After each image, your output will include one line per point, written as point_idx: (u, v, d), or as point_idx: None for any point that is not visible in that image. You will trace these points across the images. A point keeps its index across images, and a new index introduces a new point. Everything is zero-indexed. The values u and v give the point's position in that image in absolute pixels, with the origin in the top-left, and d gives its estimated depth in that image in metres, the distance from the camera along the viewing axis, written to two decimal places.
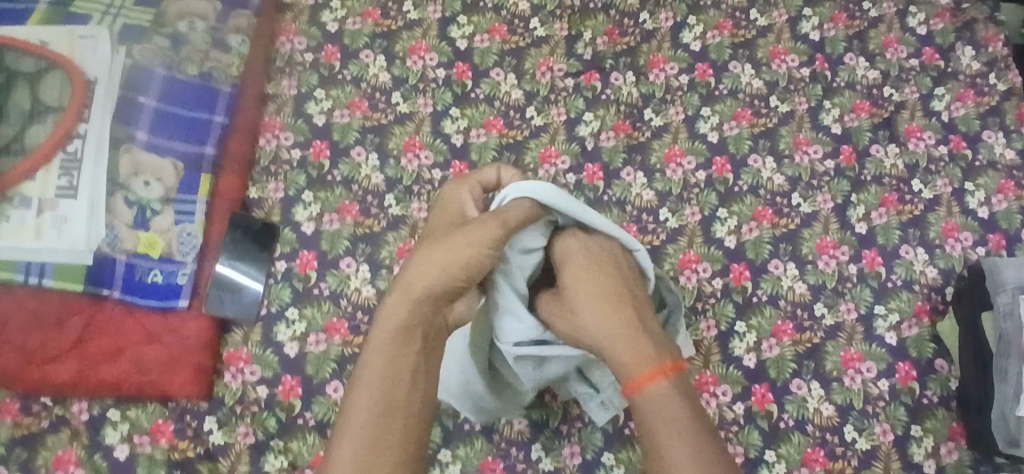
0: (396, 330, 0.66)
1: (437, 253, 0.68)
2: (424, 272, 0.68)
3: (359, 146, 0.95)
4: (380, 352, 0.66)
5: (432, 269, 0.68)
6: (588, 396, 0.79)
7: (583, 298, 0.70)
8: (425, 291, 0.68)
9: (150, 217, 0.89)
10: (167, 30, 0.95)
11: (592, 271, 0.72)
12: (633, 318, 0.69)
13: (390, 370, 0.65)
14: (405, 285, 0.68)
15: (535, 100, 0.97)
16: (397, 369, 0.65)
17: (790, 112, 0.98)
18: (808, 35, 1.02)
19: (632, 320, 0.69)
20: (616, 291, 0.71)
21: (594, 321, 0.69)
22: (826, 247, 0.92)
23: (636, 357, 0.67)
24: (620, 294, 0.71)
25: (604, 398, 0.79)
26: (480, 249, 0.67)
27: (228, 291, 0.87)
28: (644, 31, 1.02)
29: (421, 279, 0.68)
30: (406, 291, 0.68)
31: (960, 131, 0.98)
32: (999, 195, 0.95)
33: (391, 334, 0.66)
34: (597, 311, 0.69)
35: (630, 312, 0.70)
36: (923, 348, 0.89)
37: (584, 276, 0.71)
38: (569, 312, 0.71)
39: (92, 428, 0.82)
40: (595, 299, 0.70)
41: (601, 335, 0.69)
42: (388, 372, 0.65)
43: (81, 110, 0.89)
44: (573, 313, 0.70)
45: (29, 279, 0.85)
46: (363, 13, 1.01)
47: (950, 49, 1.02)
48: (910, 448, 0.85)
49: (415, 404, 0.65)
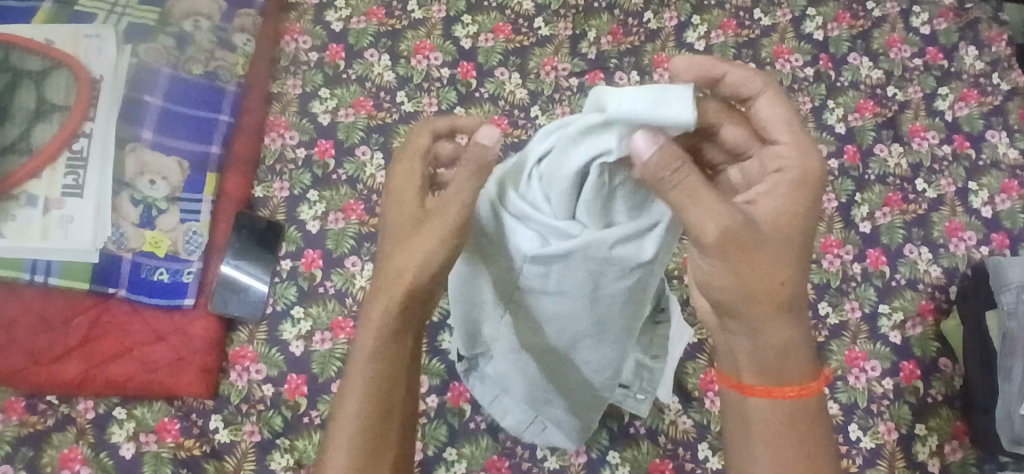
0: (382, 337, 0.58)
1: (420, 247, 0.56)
2: (407, 263, 0.57)
3: (363, 145, 0.95)
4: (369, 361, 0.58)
5: (414, 262, 0.57)
6: (622, 396, 0.79)
7: (770, 251, 0.50)
8: (410, 289, 0.57)
9: (156, 216, 0.89)
10: (173, 30, 0.95)
11: (794, 226, 0.51)
12: (794, 328, 0.54)
13: (374, 386, 0.58)
14: (385, 280, 0.58)
15: (539, 99, 0.97)
16: (382, 384, 0.58)
17: (794, 112, 0.98)
18: (813, 34, 1.02)
19: (789, 331, 0.54)
20: (799, 270, 0.52)
21: (733, 291, 0.52)
22: (831, 246, 0.93)
23: (768, 357, 0.54)
24: (797, 290, 0.53)
25: (637, 391, 0.79)
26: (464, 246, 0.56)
27: (233, 291, 0.87)
28: (648, 31, 1.02)
29: (404, 276, 0.57)
30: (392, 290, 0.57)
31: (964, 131, 0.98)
32: (1003, 195, 0.95)
33: (373, 341, 0.58)
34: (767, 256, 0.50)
35: (794, 322, 0.54)
36: (927, 347, 0.89)
37: (789, 229, 0.51)
38: (726, 264, 0.51)
39: (98, 427, 0.82)
40: (780, 268, 0.51)
41: (743, 294, 0.52)
42: (373, 383, 0.58)
43: (87, 109, 0.89)
44: (729, 270, 0.51)
45: (35, 278, 0.86)
46: (368, 13, 1.01)
47: (954, 48, 1.02)
48: (914, 447, 0.85)
49: (394, 431, 0.60)
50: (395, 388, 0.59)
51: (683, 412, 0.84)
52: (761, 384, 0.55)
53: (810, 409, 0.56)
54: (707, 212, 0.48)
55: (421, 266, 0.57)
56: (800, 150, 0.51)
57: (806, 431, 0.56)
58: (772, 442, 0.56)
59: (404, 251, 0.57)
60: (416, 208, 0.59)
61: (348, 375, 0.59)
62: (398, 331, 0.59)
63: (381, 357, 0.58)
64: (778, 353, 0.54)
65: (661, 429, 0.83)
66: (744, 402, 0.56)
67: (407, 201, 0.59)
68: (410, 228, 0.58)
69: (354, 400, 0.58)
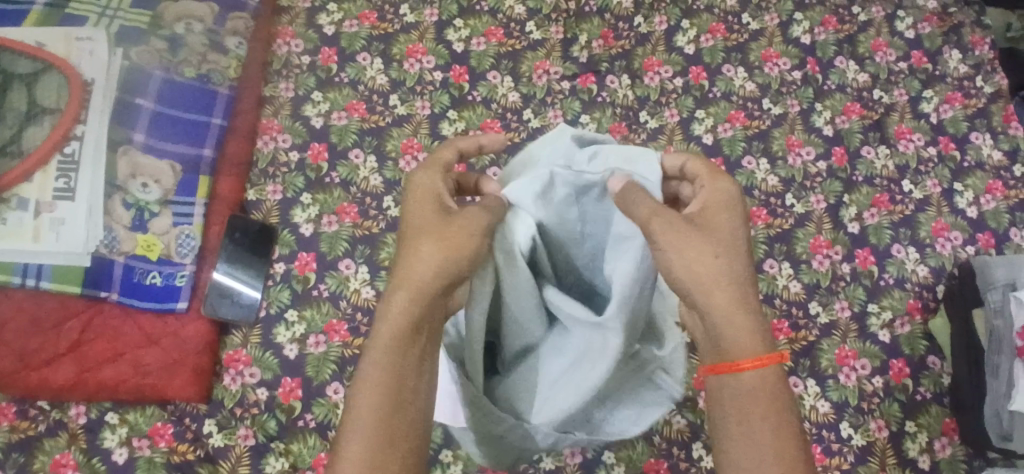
0: (400, 334, 0.55)
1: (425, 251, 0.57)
2: (429, 262, 0.56)
3: (357, 148, 0.95)
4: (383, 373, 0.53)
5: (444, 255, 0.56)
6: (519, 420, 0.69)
7: (715, 238, 0.58)
8: (433, 277, 0.56)
9: (148, 219, 0.89)
10: (165, 33, 0.95)
11: (722, 217, 0.59)
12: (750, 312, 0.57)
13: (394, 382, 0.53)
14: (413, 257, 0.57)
15: (532, 103, 0.98)
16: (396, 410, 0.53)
17: (782, 114, 1.00)
18: (800, 38, 1.04)
19: (746, 311, 0.57)
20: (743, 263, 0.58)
21: (708, 275, 0.57)
22: (820, 247, 0.94)
23: (732, 341, 0.57)
24: (735, 272, 0.57)
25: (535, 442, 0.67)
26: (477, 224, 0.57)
27: (225, 295, 0.87)
28: (638, 35, 1.03)
29: (425, 269, 0.56)
30: (416, 286, 0.56)
31: (948, 133, 1.00)
32: (987, 195, 0.97)
33: (392, 343, 0.54)
34: (708, 245, 0.57)
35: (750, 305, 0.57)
36: (916, 346, 0.90)
37: (722, 220, 0.59)
38: (679, 251, 0.56)
39: (90, 432, 0.82)
40: (710, 252, 0.57)
41: (691, 277, 0.57)
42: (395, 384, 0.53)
43: (78, 113, 0.88)
44: (687, 249, 0.57)
45: (26, 282, 0.85)
46: (360, 16, 1.01)
47: (937, 52, 1.04)
48: (904, 444, 0.86)
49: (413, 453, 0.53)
50: (410, 387, 0.54)
51: (677, 411, 0.84)
52: (729, 354, 0.57)
53: (774, 384, 0.56)
54: (651, 208, 0.57)
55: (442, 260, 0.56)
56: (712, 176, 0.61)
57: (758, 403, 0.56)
58: (746, 421, 0.55)
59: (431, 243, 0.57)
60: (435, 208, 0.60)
61: (365, 381, 0.53)
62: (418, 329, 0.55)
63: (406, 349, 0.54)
64: (733, 331, 0.57)
65: (655, 428, 0.84)
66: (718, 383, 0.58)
67: (425, 201, 0.61)
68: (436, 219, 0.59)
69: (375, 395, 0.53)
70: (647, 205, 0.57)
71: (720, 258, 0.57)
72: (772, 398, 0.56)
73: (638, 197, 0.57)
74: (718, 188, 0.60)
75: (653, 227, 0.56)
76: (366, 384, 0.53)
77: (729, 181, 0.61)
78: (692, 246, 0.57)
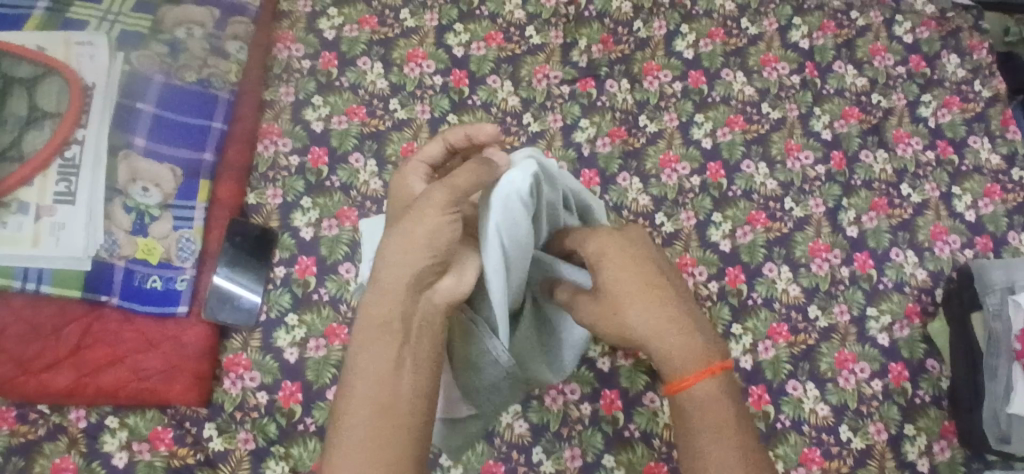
0: (378, 328, 0.55)
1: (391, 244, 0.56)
2: (408, 250, 0.56)
3: (357, 152, 0.95)
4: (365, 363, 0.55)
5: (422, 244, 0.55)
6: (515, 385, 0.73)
7: (634, 295, 0.63)
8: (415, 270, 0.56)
9: (149, 223, 0.89)
10: (165, 37, 0.96)
11: (634, 264, 0.64)
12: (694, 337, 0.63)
13: (382, 381, 0.54)
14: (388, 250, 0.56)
15: (531, 107, 0.98)
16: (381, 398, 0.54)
17: (781, 118, 1.00)
18: (798, 43, 1.04)
19: (689, 334, 0.63)
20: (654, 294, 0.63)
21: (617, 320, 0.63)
22: (819, 250, 0.94)
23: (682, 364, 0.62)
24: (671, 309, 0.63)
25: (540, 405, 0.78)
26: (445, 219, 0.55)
27: (224, 300, 0.87)
28: (637, 40, 1.03)
29: (405, 256, 0.56)
30: (395, 278, 0.56)
31: (946, 137, 1.00)
32: (985, 199, 0.97)
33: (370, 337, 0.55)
34: (635, 305, 0.63)
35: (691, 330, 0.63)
36: (915, 349, 0.91)
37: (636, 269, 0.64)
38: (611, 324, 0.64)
39: (90, 436, 0.82)
40: (631, 310, 0.63)
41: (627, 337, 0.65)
42: (380, 378, 0.54)
43: (79, 117, 0.89)
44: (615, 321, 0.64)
45: (27, 286, 0.85)
46: (360, 21, 1.02)
47: (935, 56, 1.04)
48: (904, 447, 0.87)
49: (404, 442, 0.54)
50: (391, 379, 0.54)
51: None
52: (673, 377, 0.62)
53: (720, 396, 0.61)
54: (582, 305, 0.65)
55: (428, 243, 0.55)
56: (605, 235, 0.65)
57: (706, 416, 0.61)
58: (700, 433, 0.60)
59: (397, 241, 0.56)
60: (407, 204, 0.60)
61: (353, 374, 0.55)
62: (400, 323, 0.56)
63: (387, 343, 0.55)
64: (675, 353, 0.63)
65: (655, 432, 0.84)
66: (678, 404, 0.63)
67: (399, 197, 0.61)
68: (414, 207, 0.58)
69: (363, 396, 0.54)
70: (578, 300, 0.65)
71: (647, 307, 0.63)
72: (718, 406, 0.61)
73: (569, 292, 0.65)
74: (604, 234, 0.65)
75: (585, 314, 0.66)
76: (360, 381, 0.55)
77: (603, 231, 0.66)
78: (621, 310, 0.64)
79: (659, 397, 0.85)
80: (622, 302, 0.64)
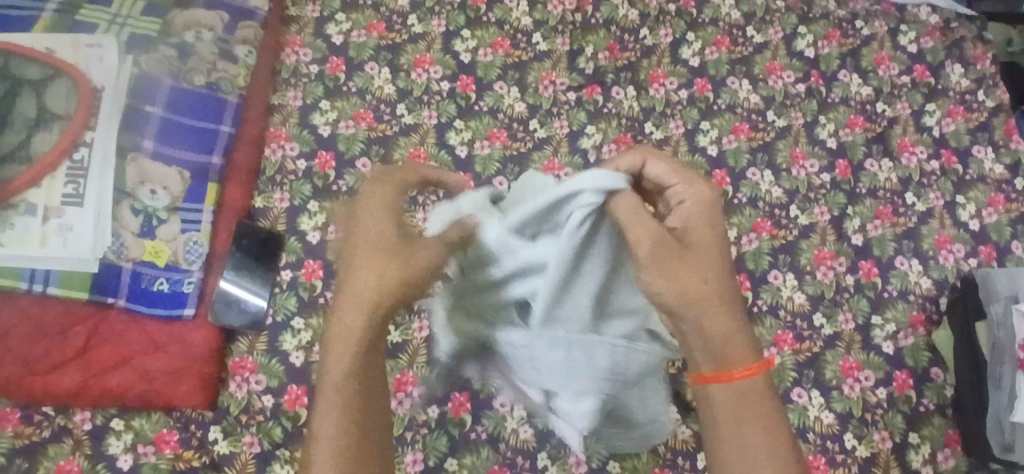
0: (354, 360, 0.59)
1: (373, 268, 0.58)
2: (367, 284, 0.58)
3: (364, 157, 0.95)
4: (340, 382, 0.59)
5: (382, 283, 0.58)
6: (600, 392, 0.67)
7: (698, 256, 0.58)
8: (378, 304, 0.58)
9: (156, 226, 0.89)
10: (174, 40, 0.96)
11: (706, 229, 0.60)
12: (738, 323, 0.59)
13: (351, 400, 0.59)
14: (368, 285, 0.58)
15: (538, 113, 0.99)
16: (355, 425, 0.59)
17: (786, 127, 1.00)
18: (804, 51, 1.05)
19: (733, 322, 0.59)
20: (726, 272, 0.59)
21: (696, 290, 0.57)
22: (824, 258, 0.94)
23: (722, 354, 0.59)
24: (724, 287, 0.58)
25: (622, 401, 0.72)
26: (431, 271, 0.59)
27: (230, 303, 0.87)
28: (644, 47, 1.04)
29: (370, 292, 0.58)
30: (361, 308, 0.58)
31: (950, 146, 1.00)
32: (989, 208, 0.97)
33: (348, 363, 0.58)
34: (694, 261, 0.58)
35: (737, 316, 0.59)
36: (919, 357, 0.91)
37: (706, 236, 0.59)
38: (671, 276, 0.57)
39: (94, 438, 0.81)
40: (699, 269, 0.58)
41: (683, 298, 0.57)
42: (343, 405, 0.58)
43: (87, 119, 0.89)
44: (678, 273, 0.57)
45: (33, 287, 0.85)
46: (368, 26, 1.02)
47: (940, 66, 1.05)
48: (908, 455, 0.87)
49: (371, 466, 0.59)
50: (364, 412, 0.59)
51: (682, 421, 0.85)
52: (716, 366, 0.59)
53: (761, 395, 0.59)
54: (641, 231, 0.57)
55: (379, 284, 0.58)
56: (691, 183, 0.60)
57: (757, 415, 0.59)
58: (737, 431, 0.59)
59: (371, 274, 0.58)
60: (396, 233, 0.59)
61: (322, 394, 0.59)
62: (365, 348, 0.59)
63: (355, 370, 0.58)
64: (721, 340, 0.59)
65: (660, 438, 0.84)
66: (706, 391, 0.60)
67: (373, 211, 0.59)
68: (382, 236, 0.59)
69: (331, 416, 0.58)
70: (636, 227, 0.58)
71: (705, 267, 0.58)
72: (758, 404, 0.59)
73: (640, 221, 0.58)
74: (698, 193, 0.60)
75: (640, 252, 0.57)
76: (323, 401, 0.59)
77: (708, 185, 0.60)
78: (681, 267, 0.57)
79: None
80: (685, 258, 0.58)
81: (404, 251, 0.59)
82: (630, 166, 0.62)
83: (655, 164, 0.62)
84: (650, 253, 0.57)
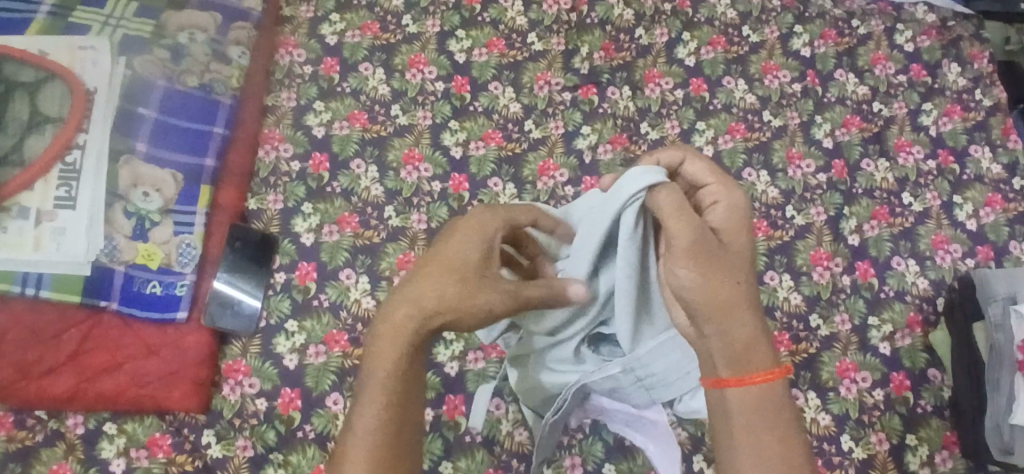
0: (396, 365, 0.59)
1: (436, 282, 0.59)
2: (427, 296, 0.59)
3: (358, 158, 0.95)
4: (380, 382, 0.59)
5: (440, 295, 0.59)
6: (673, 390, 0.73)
7: (729, 259, 0.60)
8: (434, 314, 0.59)
9: (149, 228, 0.88)
10: (167, 42, 0.96)
11: (736, 236, 0.62)
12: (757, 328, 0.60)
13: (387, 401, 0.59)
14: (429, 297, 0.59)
15: (533, 114, 0.98)
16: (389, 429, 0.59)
17: (782, 126, 1.00)
18: (800, 51, 1.04)
19: (752, 327, 0.60)
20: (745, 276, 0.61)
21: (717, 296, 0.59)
22: (820, 258, 0.94)
23: (737, 355, 0.60)
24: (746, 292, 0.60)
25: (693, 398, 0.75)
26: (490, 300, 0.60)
27: (224, 305, 0.87)
28: (639, 47, 1.03)
29: (428, 300, 0.59)
30: (415, 313, 0.59)
31: (948, 146, 1.00)
32: (987, 208, 0.97)
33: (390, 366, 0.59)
34: (726, 263, 0.60)
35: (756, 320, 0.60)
36: (916, 358, 0.90)
37: (736, 241, 0.62)
38: (701, 273, 0.59)
39: (87, 442, 0.81)
40: (729, 272, 0.59)
41: (708, 300, 0.59)
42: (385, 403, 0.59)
43: (80, 122, 0.88)
44: (709, 272, 0.59)
45: (26, 291, 0.84)
46: (363, 27, 1.02)
47: (936, 65, 1.04)
48: (905, 457, 0.86)
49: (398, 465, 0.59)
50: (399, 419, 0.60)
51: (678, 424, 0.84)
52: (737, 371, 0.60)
53: (776, 399, 0.60)
54: (682, 227, 0.59)
55: (438, 296, 0.59)
56: (726, 187, 0.63)
57: (770, 420, 0.60)
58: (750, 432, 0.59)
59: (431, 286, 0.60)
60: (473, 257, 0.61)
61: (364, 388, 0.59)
62: (411, 352, 0.60)
63: (397, 374, 0.59)
64: (743, 342, 0.60)
65: None
66: (722, 395, 0.61)
67: (468, 230, 0.62)
68: (456, 256, 0.61)
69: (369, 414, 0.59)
70: (678, 225, 0.59)
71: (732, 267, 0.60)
72: (774, 409, 0.60)
73: (681, 223, 0.59)
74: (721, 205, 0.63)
75: (675, 244, 0.59)
76: (365, 397, 0.59)
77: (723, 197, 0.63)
78: (713, 267, 0.59)
79: None
80: (717, 258, 0.59)
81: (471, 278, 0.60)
82: (672, 162, 0.66)
83: (694, 163, 0.65)
84: (683, 251, 0.59)
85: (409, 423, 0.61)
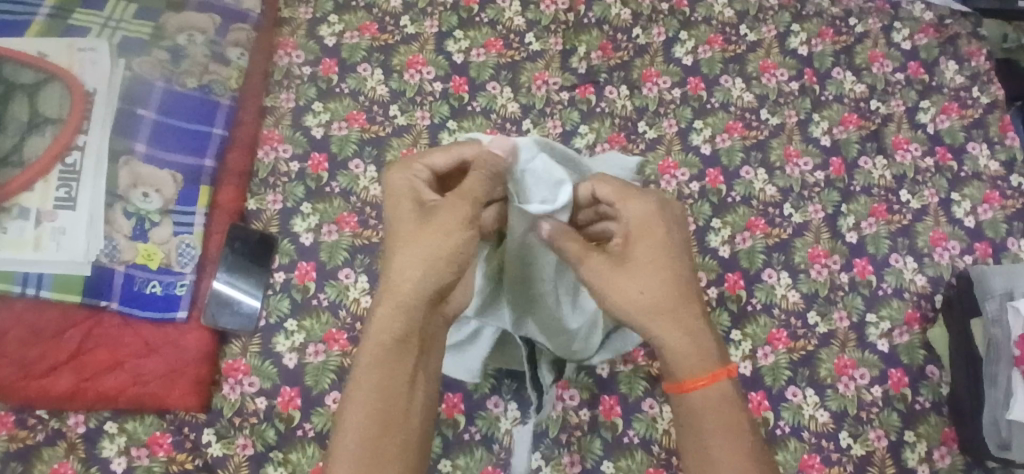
0: (389, 339, 0.64)
1: (405, 249, 0.64)
2: (402, 270, 0.64)
3: (357, 158, 0.95)
4: (372, 361, 0.64)
5: (415, 275, 0.64)
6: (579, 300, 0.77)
7: (644, 273, 0.68)
8: (415, 296, 0.64)
9: (149, 229, 0.89)
10: (167, 44, 0.96)
11: (653, 244, 0.69)
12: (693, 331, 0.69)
13: (384, 390, 0.64)
14: (402, 263, 0.64)
15: (531, 113, 0.99)
16: (384, 402, 0.64)
17: (780, 124, 1.00)
18: (797, 49, 1.05)
19: (687, 331, 0.68)
20: (673, 290, 0.68)
21: (637, 310, 0.67)
22: (818, 256, 0.94)
23: (687, 356, 0.68)
24: (672, 297, 0.68)
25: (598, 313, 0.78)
26: (462, 236, 0.63)
27: (225, 304, 0.87)
28: (637, 46, 1.04)
29: (406, 286, 0.64)
30: (396, 303, 0.64)
31: (945, 143, 1.00)
32: (985, 205, 0.97)
33: (379, 346, 0.64)
34: (645, 276, 0.67)
35: (690, 323, 0.69)
36: (915, 355, 0.90)
37: (652, 246, 0.68)
38: (612, 284, 0.67)
39: (88, 441, 0.81)
40: (648, 281, 0.67)
41: (646, 308, 0.67)
42: (380, 376, 0.64)
43: (81, 122, 0.89)
44: (625, 283, 0.67)
45: (26, 290, 0.85)
46: (361, 28, 1.02)
47: (934, 63, 1.05)
48: (904, 453, 0.86)
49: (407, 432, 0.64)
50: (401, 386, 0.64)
51: (676, 421, 0.84)
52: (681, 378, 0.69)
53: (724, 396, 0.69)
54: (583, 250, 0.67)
55: (401, 276, 0.64)
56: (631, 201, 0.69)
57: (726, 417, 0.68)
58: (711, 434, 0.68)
59: (409, 251, 0.64)
60: (414, 209, 0.66)
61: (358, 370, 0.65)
62: (405, 320, 0.64)
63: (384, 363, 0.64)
64: (683, 350, 0.68)
65: (655, 438, 0.84)
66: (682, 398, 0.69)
67: (403, 203, 0.66)
68: (415, 228, 0.64)
69: (363, 406, 0.63)
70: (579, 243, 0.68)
71: (656, 278, 0.68)
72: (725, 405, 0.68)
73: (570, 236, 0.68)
74: (638, 205, 0.69)
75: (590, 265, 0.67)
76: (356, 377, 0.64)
77: (637, 201, 0.69)
78: (625, 279, 0.67)
79: (658, 403, 0.85)
80: (631, 270, 0.67)
81: (426, 229, 0.64)
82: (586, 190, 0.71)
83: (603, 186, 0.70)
84: (599, 272, 0.67)
85: (415, 399, 0.65)
